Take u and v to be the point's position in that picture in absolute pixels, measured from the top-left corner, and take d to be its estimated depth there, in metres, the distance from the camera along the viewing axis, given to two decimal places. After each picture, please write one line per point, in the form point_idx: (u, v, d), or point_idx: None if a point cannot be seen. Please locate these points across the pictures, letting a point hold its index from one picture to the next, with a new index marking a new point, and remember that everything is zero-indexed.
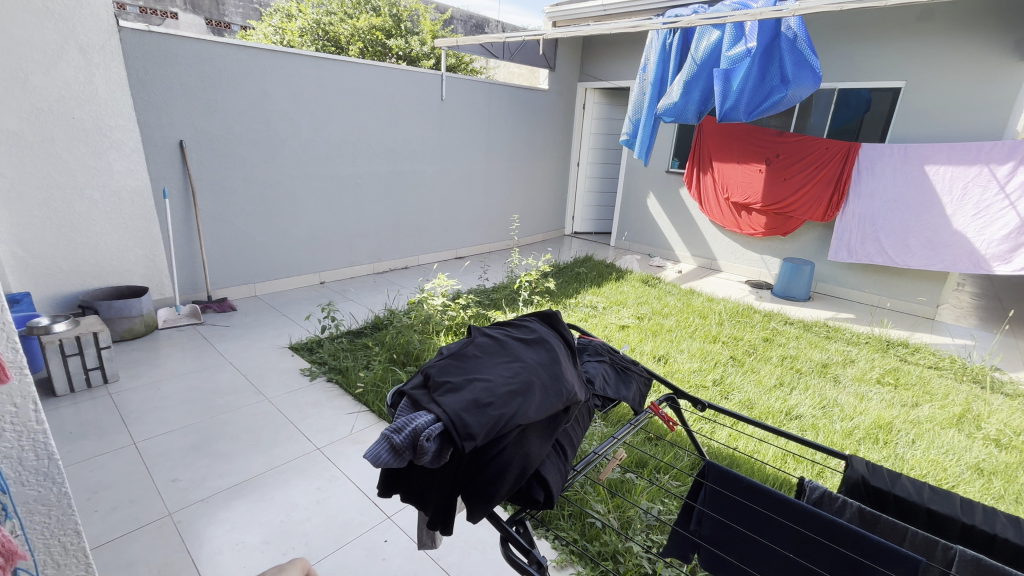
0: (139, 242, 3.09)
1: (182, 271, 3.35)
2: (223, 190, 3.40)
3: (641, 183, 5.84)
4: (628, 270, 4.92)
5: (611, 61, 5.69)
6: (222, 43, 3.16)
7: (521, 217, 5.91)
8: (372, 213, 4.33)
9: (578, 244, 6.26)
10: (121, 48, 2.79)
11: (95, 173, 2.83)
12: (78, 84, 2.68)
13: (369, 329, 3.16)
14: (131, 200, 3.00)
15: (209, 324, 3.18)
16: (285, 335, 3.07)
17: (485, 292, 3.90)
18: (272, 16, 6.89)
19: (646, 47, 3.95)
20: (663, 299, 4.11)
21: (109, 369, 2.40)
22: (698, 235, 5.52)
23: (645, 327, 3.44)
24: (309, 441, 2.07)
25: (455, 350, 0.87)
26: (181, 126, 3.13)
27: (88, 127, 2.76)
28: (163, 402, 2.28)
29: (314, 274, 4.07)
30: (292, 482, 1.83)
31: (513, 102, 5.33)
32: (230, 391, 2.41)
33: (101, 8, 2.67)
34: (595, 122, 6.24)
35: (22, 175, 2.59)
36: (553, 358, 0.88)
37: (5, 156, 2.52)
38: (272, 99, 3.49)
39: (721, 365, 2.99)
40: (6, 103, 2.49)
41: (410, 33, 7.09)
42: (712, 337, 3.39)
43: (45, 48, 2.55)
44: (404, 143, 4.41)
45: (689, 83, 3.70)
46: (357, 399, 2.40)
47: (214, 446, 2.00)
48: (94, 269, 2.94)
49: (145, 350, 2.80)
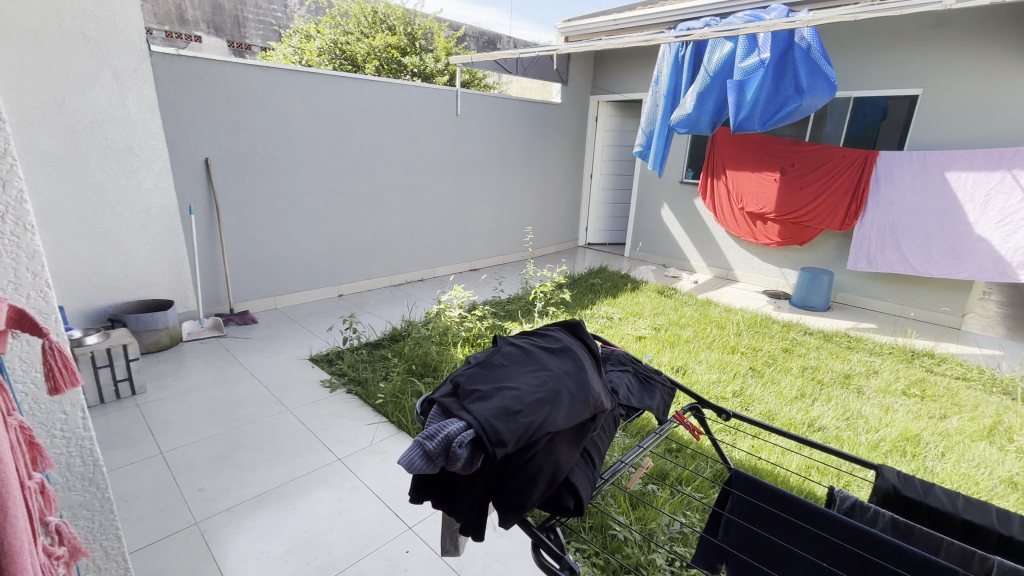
0: (165, 257, 3.19)
1: (206, 285, 3.43)
2: (246, 205, 3.50)
3: (654, 194, 5.85)
4: (643, 281, 4.91)
5: (622, 74, 5.75)
6: (246, 65, 3.28)
7: (535, 229, 5.95)
8: (388, 227, 4.41)
9: (592, 255, 6.27)
10: (152, 71, 2.91)
11: (125, 191, 2.93)
12: (111, 107, 2.80)
13: (386, 340, 3.19)
14: (159, 217, 3.10)
15: (232, 337, 3.24)
16: (305, 347, 3.12)
17: (500, 304, 3.92)
18: (291, 37, 7.12)
19: (658, 60, 3.98)
20: (679, 310, 4.09)
21: (137, 381, 2.46)
22: (713, 245, 5.49)
23: (662, 338, 3.42)
24: (330, 452, 2.10)
25: (483, 359, 0.88)
26: (207, 145, 3.24)
27: (120, 147, 2.87)
28: (188, 413, 2.33)
29: (333, 287, 4.14)
30: (314, 493, 1.85)
31: (527, 116, 5.40)
32: (253, 402, 2.46)
33: (134, 35, 2.80)
34: (607, 134, 6.28)
35: (57, 194, 2.70)
36: (579, 367, 0.89)
37: (42, 176, 2.63)
38: (294, 118, 3.60)
39: (741, 376, 2.96)
40: (45, 126, 2.61)
41: (425, 50, 7.25)
42: (731, 347, 3.36)
43: (81, 73, 2.68)
44: (420, 158, 4.49)
45: (702, 95, 3.72)
46: (377, 410, 2.43)
47: (238, 456, 2.04)
48: (123, 283, 3.03)
49: (170, 362, 2.86)
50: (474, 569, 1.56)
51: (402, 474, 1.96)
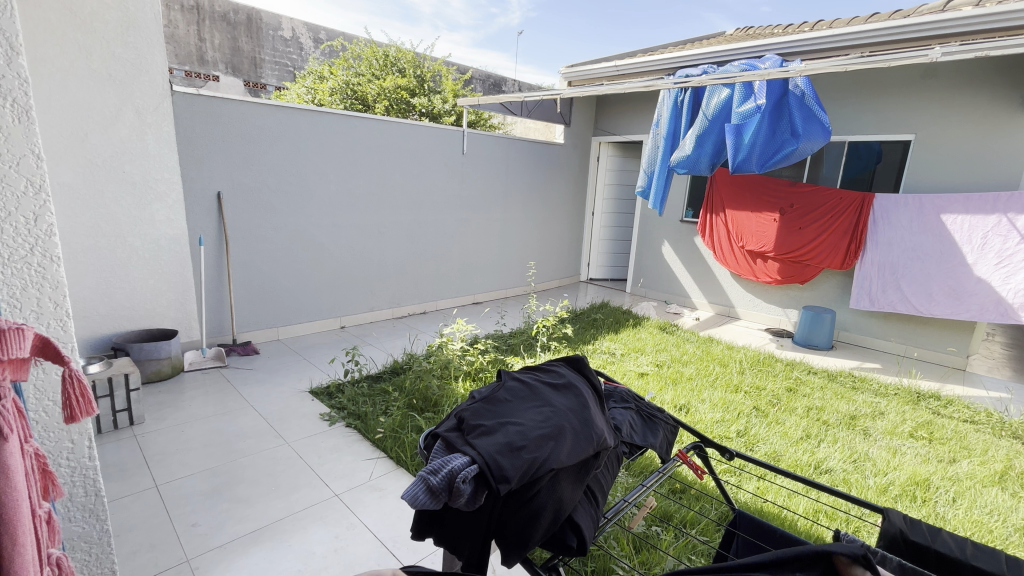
0: (172, 287, 3.22)
1: (210, 315, 3.46)
2: (255, 237, 3.57)
3: (656, 231, 5.94)
4: (645, 317, 4.92)
5: (623, 117, 5.95)
6: (262, 104, 3.42)
7: (537, 263, 6.01)
8: (393, 260, 4.46)
9: (594, 290, 6.31)
10: (172, 110, 3.04)
11: (138, 222, 3.00)
12: (131, 142, 2.91)
13: (388, 373, 3.18)
14: (169, 247, 3.16)
15: (233, 367, 3.24)
16: (306, 379, 3.11)
17: (502, 338, 3.93)
18: (306, 78, 7.44)
19: (658, 104, 4.14)
20: (682, 346, 4.08)
21: (136, 411, 2.45)
22: (714, 282, 5.52)
23: (664, 375, 3.40)
24: (327, 487, 2.06)
25: (487, 394, 0.89)
26: (220, 179, 3.34)
27: (136, 180, 2.96)
28: (186, 445, 2.31)
29: (336, 318, 4.16)
30: (309, 530, 1.81)
31: (531, 155, 5.56)
32: (251, 434, 2.44)
33: (158, 76, 2.94)
34: (609, 173, 6.44)
35: (73, 224, 2.77)
36: (582, 404, 0.90)
37: (59, 207, 2.71)
38: (305, 154, 3.72)
39: (745, 415, 2.92)
40: (66, 160, 2.70)
41: (433, 92, 7.55)
42: (734, 386, 3.32)
43: (105, 111, 2.80)
44: (426, 194, 4.60)
45: (701, 137, 3.84)
46: (376, 444, 2.39)
47: (233, 490, 2.00)
48: (129, 312, 3.06)
49: (170, 393, 2.85)
50: None
51: (399, 512, 1.92)
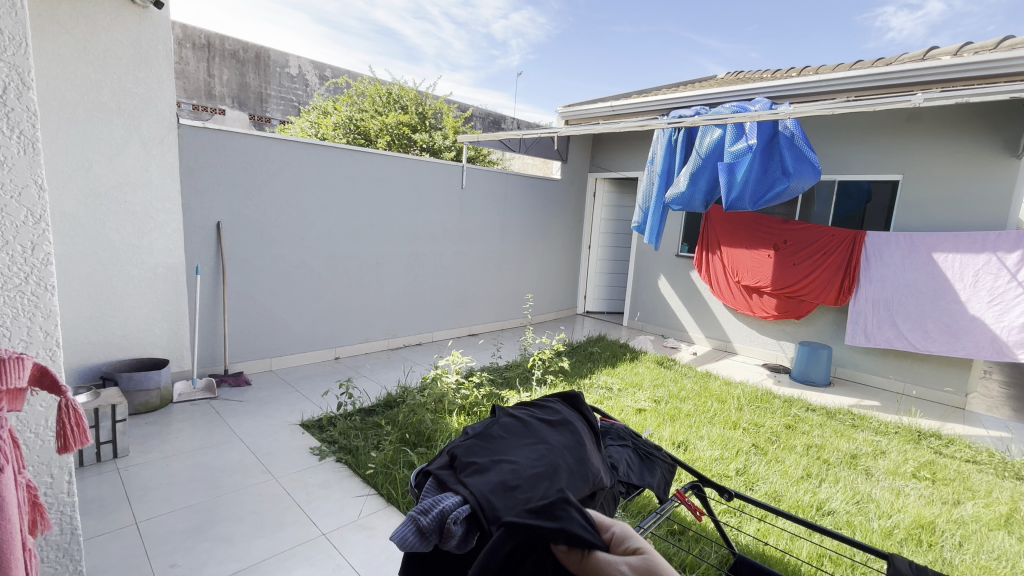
0: (166, 316, 3.20)
1: (203, 345, 3.42)
2: (253, 267, 3.57)
3: (652, 266, 5.99)
4: (642, 351, 4.89)
5: (619, 154, 6.11)
6: (266, 138, 3.50)
7: (534, 296, 6.02)
8: (390, 291, 4.46)
9: (590, 323, 6.29)
10: (177, 142, 3.10)
11: (136, 251, 3.01)
12: (135, 172, 2.95)
13: (380, 407, 3.12)
14: (165, 276, 3.16)
15: (223, 399, 3.18)
16: (297, 411, 3.05)
17: (498, 370, 3.89)
18: (310, 113, 7.63)
19: (653, 143, 4.26)
20: (679, 382, 4.04)
21: (121, 443, 2.38)
22: (711, 317, 5.53)
23: (662, 411, 3.35)
24: (315, 526, 1.99)
25: (481, 430, 0.88)
26: (220, 209, 3.37)
27: (137, 209, 2.99)
28: (169, 479, 2.24)
29: (330, 349, 4.12)
30: (294, 573, 1.73)
31: (528, 190, 5.66)
32: (238, 469, 2.36)
33: (165, 109, 3.02)
34: (605, 208, 6.55)
35: (70, 252, 2.77)
36: (578, 441, 0.89)
37: (58, 235, 2.71)
38: (307, 186, 3.78)
39: (744, 453, 2.86)
40: (69, 188, 2.73)
41: (434, 128, 7.76)
42: (733, 423, 3.27)
43: (111, 142, 2.85)
44: (425, 226, 4.65)
45: (694, 174, 3.93)
46: (367, 481, 2.33)
47: (216, 529, 1.93)
48: (120, 341, 3.02)
49: (157, 424, 2.78)
50: None
51: (388, 552, 1.85)
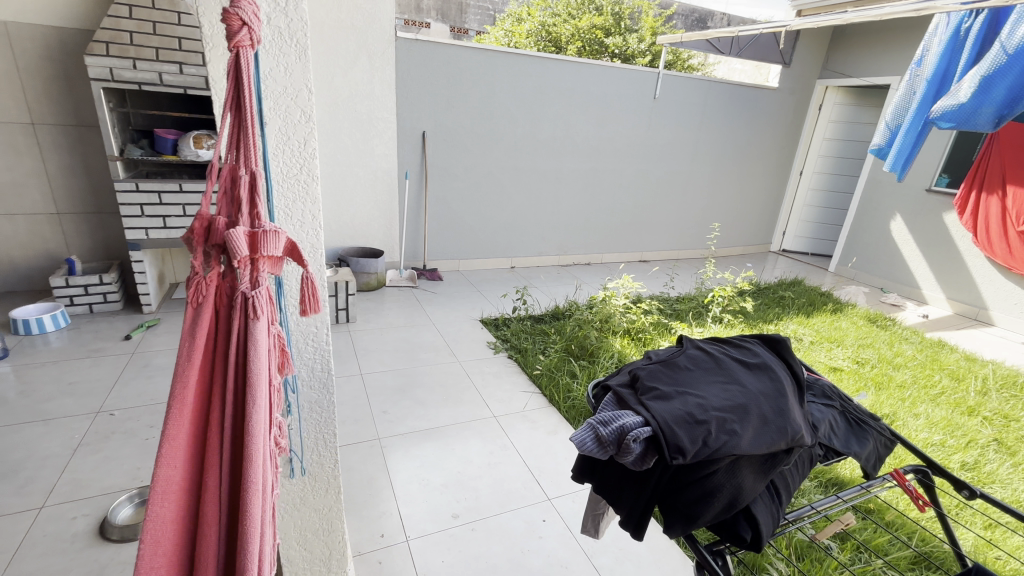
0: (382, 213, 3.68)
1: (408, 240, 3.88)
2: (449, 174, 3.82)
3: (885, 201, 4.72)
4: (850, 303, 4.05)
5: (867, 53, 4.77)
6: (466, 47, 3.52)
7: (721, 225, 5.34)
8: (566, 206, 4.39)
9: (785, 264, 5.43)
10: (395, 55, 3.33)
11: (364, 156, 3.47)
12: (363, 85, 3.30)
13: (549, 316, 3.31)
14: (384, 179, 3.59)
15: (422, 289, 3.63)
16: (479, 309, 3.37)
17: (668, 301, 3.68)
18: (505, 21, 7.90)
19: (927, 34, 3.03)
20: (897, 346, 3.26)
21: (351, 311, 2.95)
22: (962, 272, 4.22)
23: (865, 375, 2.77)
24: (480, 390, 2.40)
25: (665, 357, 0.83)
26: (425, 120, 3.60)
27: (363, 118, 3.38)
28: (381, 345, 2.72)
29: (507, 259, 4.32)
30: (462, 428, 2.10)
31: (733, 101, 4.78)
32: (431, 347, 2.77)
33: (388, 23, 3.23)
34: (830, 125, 5.35)
35: (328, 155, 3.35)
36: (779, 390, 0.76)
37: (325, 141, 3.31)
38: (501, 99, 3.79)
39: (979, 448, 2.23)
40: (334, 113, 3.28)
41: (630, 30, 7.40)
42: (968, 407, 2.57)
43: (347, 57, 3.21)
44: (610, 142, 4.33)
45: (989, 79, 2.64)
46: (533, 379, 2.53)
47: (414, 391, 2.32)
48: (351, 232, 3.61)
49: (375, 302, 3.32)
50: (518, 405, 2.30)
51: (520, 399, 2.34)
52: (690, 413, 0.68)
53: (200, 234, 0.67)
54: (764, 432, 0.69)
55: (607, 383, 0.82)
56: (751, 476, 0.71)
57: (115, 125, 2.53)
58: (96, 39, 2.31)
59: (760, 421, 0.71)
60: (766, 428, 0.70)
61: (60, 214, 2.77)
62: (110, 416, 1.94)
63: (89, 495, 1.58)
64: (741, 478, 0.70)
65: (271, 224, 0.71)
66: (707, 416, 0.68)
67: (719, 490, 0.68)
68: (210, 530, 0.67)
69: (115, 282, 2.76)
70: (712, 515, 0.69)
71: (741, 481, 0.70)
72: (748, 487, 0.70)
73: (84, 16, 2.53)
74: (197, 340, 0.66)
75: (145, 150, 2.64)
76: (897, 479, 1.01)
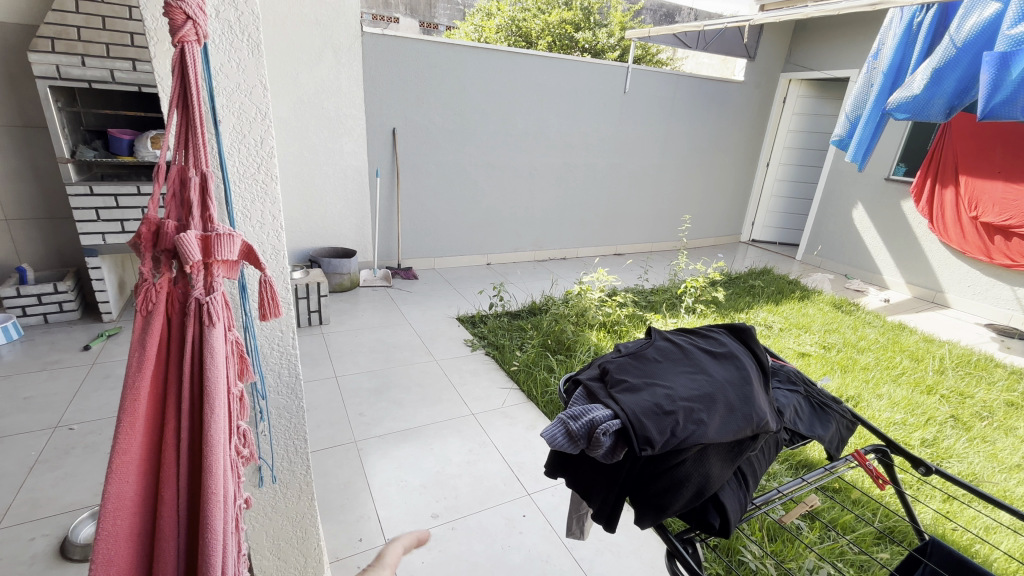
0: (354, 212, 3.61)
1: (381, 239, 3.82)
2: (421, 171, 3.77)
3: (847, 191, 4.88)
4: (817, 290, 4.19)
5: (827, 47, 4.90)
6: (434, 42, 3.47)
7: (692, 217, 5.44)
8: (540, 201, 4.39)
9: (755, 253, 5.57)
10: (361, 50, 3.26)
11: (333, 154, 3.40)
12: (329, 81, 3.23)
13: (526, 312, 3.32)
14: (354, 177, 3.52)
15: (397, 288, 3.59)
16: (456, 307, 3.34)
17: (643, 293, 3.73)
18: (475, 16, 7.82)
19: (883, 28, 3.13)
20: (861, 330, 3.39)
21: (324, 313, 2.89)
22: (920, 258, 4.40)
23: (831, 359, 2.86)
24: (457, 388, 2.39)
25: (634, 350, 0.84)
26: (395, 116, 3.54)
27: (330, 116, 3.31)
28: (356, 347, 2.68)
29: (483, 255, 4.31)
30: (440, 427, 2.09)
31: (701, 95, 4.86)
32: (407, 347, 2.74)
33: (353, 18, 3.16)
34: (794, 117, 5.50)
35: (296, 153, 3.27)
36: (744, 378, 0.78)
37: (291, 139, 3.23)
38: (471, 94, 3.76)
39: (938, 424, 2.34)
40: (300, 110, 3.20)
41: (599, 25, 7.43)
42: (927, 386, 2.68)
43: (312, 53, 3.12)
44: (581, 137, 4.35)
45: (940, 71, 2.75)
46: (511, 375, 2.53)
47: (391, 392, 2.29)
48: (322, 232, 3.54)
49: (348, 303, 3.27)
50: (496, 402, 2.30)
51: (498, 396, 2.34)
52: (658, 404, 0.69)
53: (148, 238, 0.64)
54: (730, 421, 0.70)
55: (577, 378, 0.82)
56: (719, 464, 0.72)
57: (65, 125, 2.41)
58: (39, 36, 2.19)
59: (727, 410, 0.72)
60: (732, 417, 0.71)
61: (8, 220, 2.63)
62: (69, 430, 1.86)
63: (48, 514, 1.50)
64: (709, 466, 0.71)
65: (225, 227, 0.68)
66: (674, 407, 0.69)
67: (689, 480, 0.69)
68: (168, 546, 0.64)
69: (71, 291, 2.63)
70: (681, 504, 0.70)
71: (709, 470, 0.71)
72: (716, 475, 0.71)
73: (27, 10, 2.39)
74: (148, 350, 0.63)
75: (98, 151, 2.52)
76: (859, 459, 1.05)
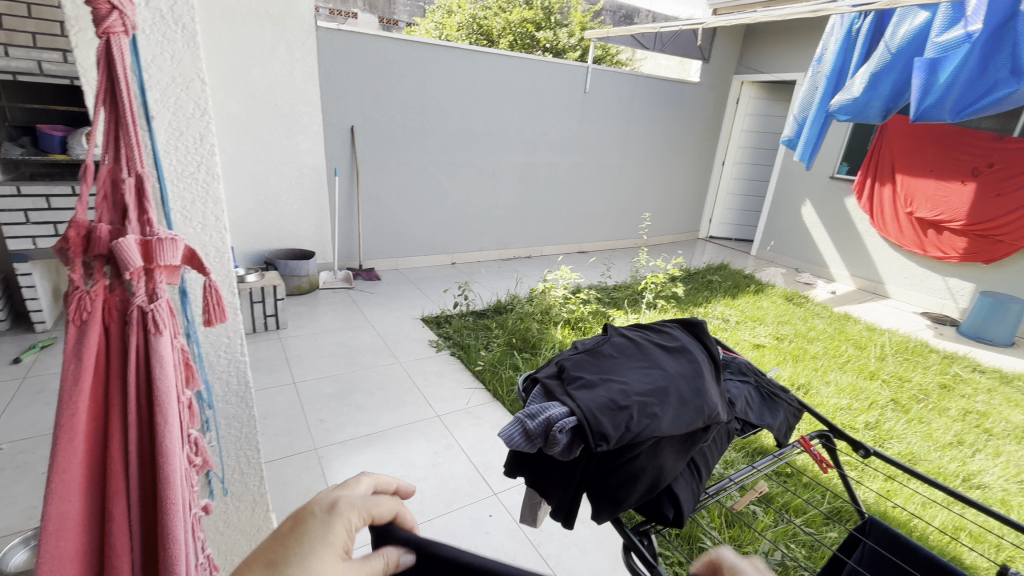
0: (312, 213, 3.51)
1: (342, 240, 3.73)
2: (381, 170, 3.70)
3: (797, 189, 5.11)
4: (770, 284, 4.37)
5: (776, 50, 5.12)
6: (392, 39, 3.41)
7: (653, 215, 5.58)
8: (504, 200, 4.39)
9: (712, 249, 5.76)
10: (316, 46, 3.16)
11: (288, 152, 3.28)
12: (283, 76, 3.12)
13: (491, 311, 3.31)
14: (311, 176, 3.42)
15: (359, 289, 3.51)
16: (420, 307, 3.30)
17: (606, 290, 3.79)
18: (435, 13, 7.73)
19: (825, 34, 3.28)
20: (810, 321, 3.56)
21: (282, 317, 2.79)
22: (862, 252, 4.66)
23: (784, 349, 3.00)
24: (422, 390, 2.36)
25: (591, 346, 0.85)
26: (354, 113, 3.45)
27: (285, 113, 3.20)
28: (316, 351, 2.60)
29: (447, 255, 4.28)
30: (405, 429, 2.05)
31: (659, 95, 4.98)
32: (370, 349, 2.68)
33: (306, 12, 3.06)
34: (747, 118, 5.71)
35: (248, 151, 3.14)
36: (696, 370, 0.80)
37: (243, 137, 3.10)
38: (432, 92, 3.71)
39: (879, 408, 2.49)
40: (252, 107, 3.07)
41: (560, 25, 7.50)
42: (869, 372, 2.85)
43: (263, 47, 3.01)
44: (544, 136, 4.38)
45: (877, 75, 2.92)
46: (476, 374, 2.52)
47: (354, 397, 2.24)
48: (278, 233, 3.42)
49: (308, 306, 3.17)
50: (461, 402, 2.28)
51: (464, 396, 2.33)
52: (612, 401, 0.70)
53: (78, 243, 0.60)
54: (682, 412, 0.72)
55: (536, 375, 0.82)
56: (672, 455, 0.73)
57: None
58: None
59: (678, 402, 0.74)
60: (683, 408, 0.73)
61: None
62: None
63: None
64: (663, 457, 0.72)
65: (166, 230, 0.64)
66: (627, 402, 0.70)
67: (644, 472, 0.70)
68: (120, 564, 0.61)
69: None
70: (638, 496, 0.71)
71: (663, 461, 0.72)
72: (670, 465, 0.73)
73: None
74: (85, 362, 0.58)
75: (26, 148, 2.34)
76: (804, 445, 1.10)
